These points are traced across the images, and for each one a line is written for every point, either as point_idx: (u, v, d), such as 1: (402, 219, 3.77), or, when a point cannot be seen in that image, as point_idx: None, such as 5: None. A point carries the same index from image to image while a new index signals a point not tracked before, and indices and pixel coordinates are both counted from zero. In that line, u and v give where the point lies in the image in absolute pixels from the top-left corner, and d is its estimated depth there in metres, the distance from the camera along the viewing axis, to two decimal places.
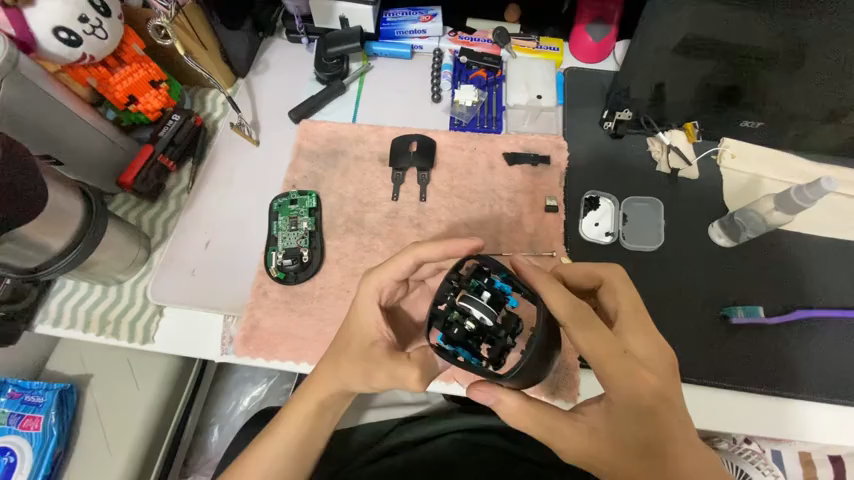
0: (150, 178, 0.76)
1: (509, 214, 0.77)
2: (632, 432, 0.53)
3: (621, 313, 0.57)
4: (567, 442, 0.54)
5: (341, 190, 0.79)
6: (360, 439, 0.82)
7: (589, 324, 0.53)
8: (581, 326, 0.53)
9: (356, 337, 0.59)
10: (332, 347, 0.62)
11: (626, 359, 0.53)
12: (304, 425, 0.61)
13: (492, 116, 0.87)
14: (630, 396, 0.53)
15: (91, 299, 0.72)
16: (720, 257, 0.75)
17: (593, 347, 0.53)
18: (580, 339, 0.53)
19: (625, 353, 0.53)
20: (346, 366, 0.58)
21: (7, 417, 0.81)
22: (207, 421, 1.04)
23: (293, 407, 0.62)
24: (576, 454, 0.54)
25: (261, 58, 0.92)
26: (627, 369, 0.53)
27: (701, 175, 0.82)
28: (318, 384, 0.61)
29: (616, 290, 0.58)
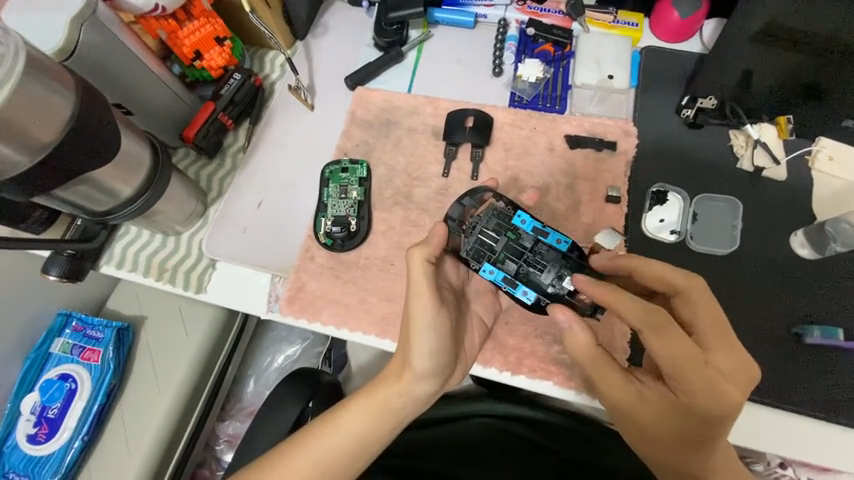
0: (211, 134, 0.78)
1: (565, 200, 0.72)
2: (654, 417, 0.53)
3: (707, 329, 0.51)
4: (611, 389, 0.55)
5: (392, 161, 0.77)
6: None
7: (670, 331, 0.50)
8: (649, 330, 0.50)
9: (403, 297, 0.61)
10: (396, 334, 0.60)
11: (708, 373, 0.50)
12: (370, 402, 0.57)
13: (556, 95, 0.82)
14: (705, 399, 0.50)
15: (151, 246, 0.76)
16: (799, 269, 0.68)
17: (669, 355, 0.50)
18: (655, 345, 0.50)
19: (706, 364, 0.50)
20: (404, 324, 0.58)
21: (71, 347, 0.90)
22: (244, 372, 1.10)
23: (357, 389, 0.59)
24: (615, 400, 0.55)
25: (320, 21, 0.91)
26: (705, 379, 0.50)
27: (789, 176, 0.73)
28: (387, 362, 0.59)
29: (702, 301, 0.51)
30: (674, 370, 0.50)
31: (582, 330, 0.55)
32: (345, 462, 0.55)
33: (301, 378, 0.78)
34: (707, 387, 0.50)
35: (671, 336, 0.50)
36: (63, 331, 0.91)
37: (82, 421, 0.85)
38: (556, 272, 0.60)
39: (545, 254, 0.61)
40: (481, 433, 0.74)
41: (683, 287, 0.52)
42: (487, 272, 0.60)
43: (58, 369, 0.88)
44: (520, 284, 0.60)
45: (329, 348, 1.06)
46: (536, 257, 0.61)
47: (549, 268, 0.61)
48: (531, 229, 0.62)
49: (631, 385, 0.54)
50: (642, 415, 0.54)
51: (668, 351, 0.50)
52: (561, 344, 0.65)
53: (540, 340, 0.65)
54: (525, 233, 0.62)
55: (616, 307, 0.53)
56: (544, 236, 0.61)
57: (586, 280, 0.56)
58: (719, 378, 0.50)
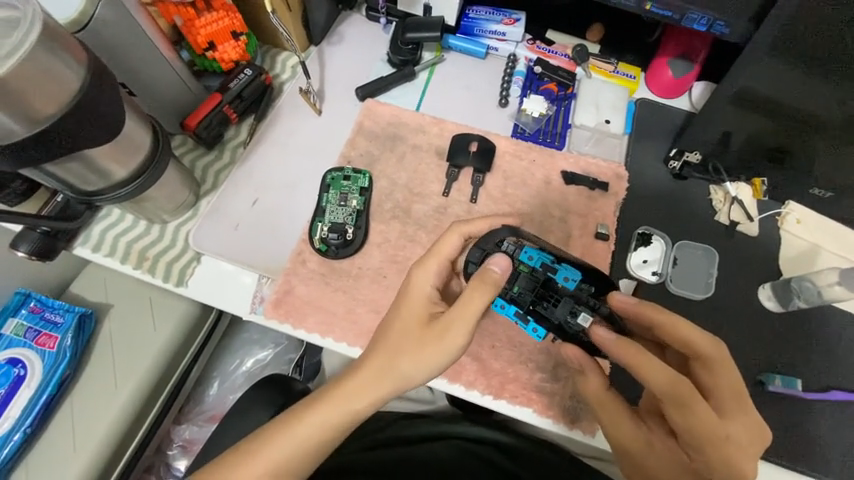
0: (213, 125, 0.77)
1: (557, 232, 0.75)
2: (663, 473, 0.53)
3: (725, 398, 0.51)
4: (619, 436, 0.54)
5: (394, 175, 0.78)
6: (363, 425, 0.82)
7: (692, 405, 0.48)
8: (674, 401, 0.49)
9: (414, 311, 0.54)
10: (381, 338, 0.54)
11: (725, 446, 0.49)
12: (345, 412, 0.51)
13: (556, 132, 0.86)
14: (721, 471, 0.49)
15: (133, 232, 0.72)
16: (765, 320, 0.72)
17: (689, 425, 0.49)
18: (675, 413, 0.49)
19: (725, 438, 0.49)
20: (413, 341, 0.52)
21: (25, 330, 0.83)
22: (209, 374, 1.05)
23: (327, 392, 0.52)
24: (622, 447, 0.54)
25: (336, 30, 0.92)
26: (722, 454, 0.49)
27: (760, 233, 0.79)
28: (371, 370, 0.52)
29: (721, 369, 0.51)
30: (692, 438, 0.49)
31: (595, 377, 0.54)
32: (302, 466, 0.51)
33: (275, 385, 0.76)
34: (724, 461, 0.49)
35: (695, 408, 0.48)
36: (19, 311, 0.85)
37: (27, 412, 0.78)
38: (572, 309, 0.56)
39: (558, 290, 0.57)
40: (450, 454, 0.74)
41: (706, 354, 0.51)
42: (500, 307, 0.57)
43: (6, 353, 0.80)
44: (533, 320, 0.56)
45: (302, 355, 1.03)
46: (549, 293, 0.57)
47: (563, 305, 0.56)
48: (541, 263, 0.57)
49: (642, 434, 0.54)
50: (650, 467, 0.53)
51: (689, 421, 0.49)
52: (544, 372, 0.66)
53: (523, 366, 0.66)
54: (535, 269, 0.57)
55: (641, 369, 0.49)
56: (554, 271, 0.57)
57: (610, 336, 0.51)
58: (736, 452, 0.49)
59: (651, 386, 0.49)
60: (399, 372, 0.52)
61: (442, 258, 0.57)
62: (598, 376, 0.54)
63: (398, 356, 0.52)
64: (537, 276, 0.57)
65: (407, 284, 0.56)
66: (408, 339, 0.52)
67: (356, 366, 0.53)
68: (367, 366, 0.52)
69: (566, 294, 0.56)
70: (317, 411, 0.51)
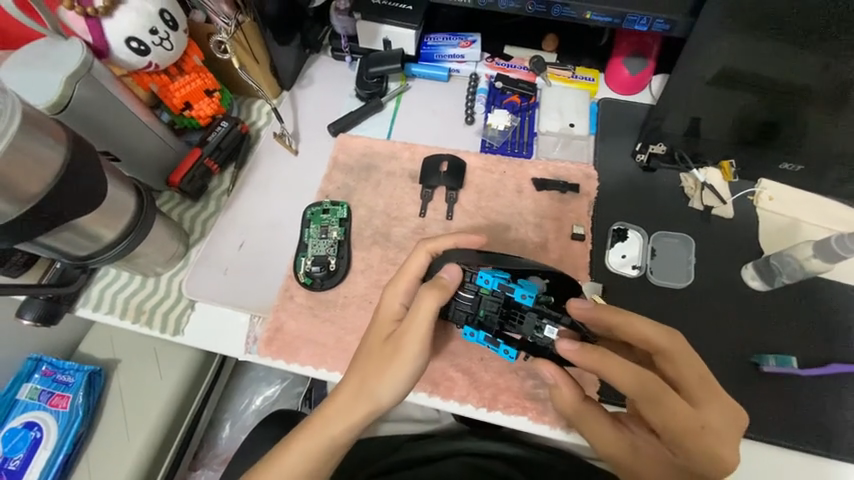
0: (196, 178, 0.81)
1: (534, 238, 0.77)
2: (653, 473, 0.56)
3: (695, 388, 0.53)
4: (604, 443, 0.57)
5: (371, 203, 0.81)
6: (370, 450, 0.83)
7: (661, 399, 0.52)
8: (645, 398, 0.52)
9: (382, 332, 0.57)
10: (355, 363, 0.56)
11: (704, 435, 0.52)
12: (325, 439, 0.54)
13: (523, 141, 0.89)
14: (703, 462, 0.52)
15: (130, 288, 0.76)
16: (753, 300, 0.72)
17: (665, 420, 0.52)
18: (649, 410, 0.53)
19: (701, 429, 0.52)
20: (380, 363, 0.54)
21: (39, 393, 0.86)
22: (220, 416, 1.06)
23: (310, 421, 0.55)
24: (611, 453, 0.57)
25: (306, 73, 0.98)
26: (702, 443, 0.52)
27: (736, 214, 0.80)
28: (345, 396, 0.54)
29: (683, 361, 0.54)
30: (672, 433, 0.52)
31: (568, 388, 0.58)
32: None
33: (278, 421, 0.77)
34: (704, 451, 0.52)
35: (665, 402, 0.52)
36: (32, 376, 0.88)
37: (45, 474, 0.80)
38: (538, 322, 0.58)
39: (520, 307, 0.58)
40: (459, 472, 0.75)
41: (665, 348, 0.54)
42: (470, 334, 0.59)
43: (23, 417, 0.84)
44: (503, 342, 0.59)
45: (308, 388, 1.04)
46: (512, 311, 0.58)
47: (528, 320, 0.58)
48: (497, 285, 0.58)
49: (624, 436, 0.57)
50: (638, 468, 0.56)
51: (663, 416, 0.52)
52: (535, 379, 0.66)
53: (514, 375, 0.67)
54: (494, 291, 0.58)
55: (605, 372, 0.53)
56: (511, 290, 0.57)
57: (574, 347, 0.54)
58: (715, 440, 0.52)
59: (620, 386, 0.53)
60: (369, 394, 0.54)
61: (409, 278, 0.59)
62: (570, 384, 0.57)
63: (368, 379, 0.54)
64: (497, 297, 0.59)
65: (379, 306, 0.59)
66: (375, 360, 0.55)
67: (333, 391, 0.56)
68: (343, 391, 0.55)
69: (528, 309, 0.58)
70: (300, 441, 0.54)
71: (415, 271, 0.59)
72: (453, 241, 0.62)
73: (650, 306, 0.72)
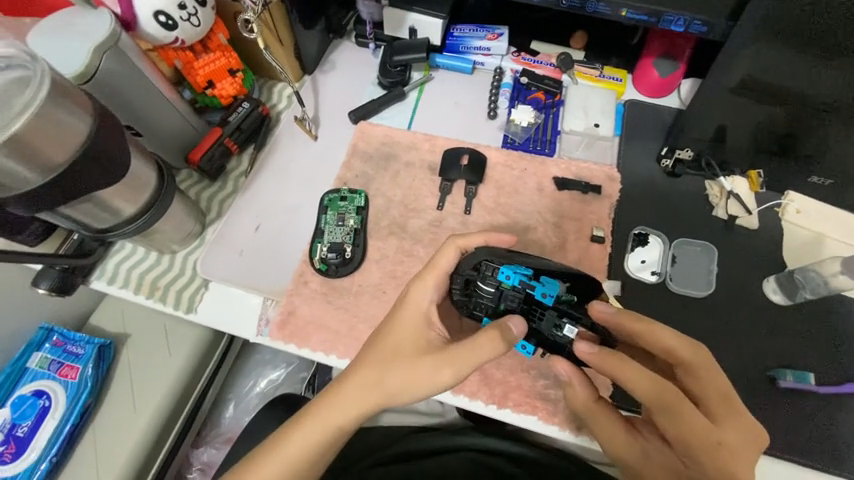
0: (215, 157, 0.81)
1: (553, 238, 0.76)
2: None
3: (713, 402, 0.53)
4: (617, 447, 0.57)
5: (389, 192, 0.80)
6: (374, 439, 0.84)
7: (679, 411, 0.51)
8: (663, 409, 0.52)
9: (410, 330, 0.56)
10: (370, 352, 0.56)
11: (720, 451, 0.51)
12: (333, 425, 0.54)
13: (546, 139, 0.87)
14: (716, 476, 0.52)
15: (145, 264, 0.76)
16: (773, 314, 0.71)
17: (681, 432, 0.52)
18: (665, 421, 0.52)
19: (718, 444, 0.51)
20: (406, 363, 0.54)
21: (49, 362, 0.87)
22: (225, 396, 1.07)
23: (318, 406, 0.55)
24: (621, 458, 0.57)
25: (328, 58, 0.96)
26: (717, 459, 0.51)
27: (760, 225, 0.78)
28: (359, 385, 0.54)
29: (705, 375, 0.53)
30: (687, 446, 0.52)
31: (582, 387, 0.57)
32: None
33: (285, 405, 0.77)
34: (719, 466, 0.51)
35: (683, 414, 0.51)
36: (42, 345, 0.89)
37: (52, 442, 0.81)
38: (558, 320, 0.55)
39: (541, 304, 0.56)
40: (461, 467, 0.74)
41: (688, 361, 0.53)
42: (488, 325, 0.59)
43: (33, 385, 0.85)
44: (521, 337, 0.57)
45: (313, 374, 1.04)
46: (533, 308, 0.56)
47: (549, 317, 0.55)
48: (518, 281, 0.56)
49: (636, 442, 0.57)
50: (647, 475, 0.56)
51: (681, 428, 0.52)
52: (546, 379, 0.66)
53: (526, 374, 0.66)
54: (515, 287, 0.56)
55: (623, 378, 0.53)
56: (531, 286, 0.56)
57: (591, 351, 0.53)
58: (731, 456, 0.51)
59: (637, 394, 0.52)
60: (387, 388, 0.54)
61: (436, 274, 0.58)
62: (586, 386, 0.57)
63: (387, 373, 0.54)
64: (518, 294, 0.56)
65: (405, 298, 0.58)
66: (402, 358, 0.54)
67: (342, 377, 0.56)
68: (353, 378, 0.55)
69: (549, 307, 0.56)
70: (308, 426, 0.54)
71: (443, 266, 0.58)
72: (483, 239, 0.62)
73: (667, 313, 0.71)
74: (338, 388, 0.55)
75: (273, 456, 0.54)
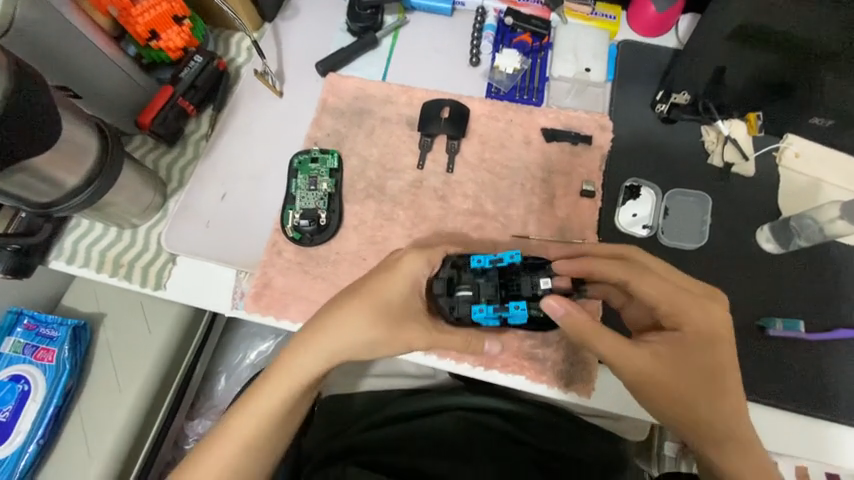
0: (169, 119, 0.73)
1: (541, 194, 0.71)
2: (683, 379, 0.52)
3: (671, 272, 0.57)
4: (630, 358, 0.53)
5: (364, 152, 0.74)
6: (361, 403, 0.84)
7: (651, 275, 0.55)
8: (641, 278, 0.55)
9: (399, 297, 0.55)
10: (350, 307, 0.54)
11: (699, 303, 0.54)
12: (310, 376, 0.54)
13: (533, 87, 0.80)
14: (708, 331, 0.53)
15: (106, 240, 0.71)
16: (763, 263, 0.69)
17: (662, 296, 0.54)
18: (647, 289, 0.54)
19: (687, 295, 0.54)
20: (390, 325, 0.54)
21: (22, 347, 0.83)
22: (215, 368, 1.05)
23: (295, 357, 0.54)
24: (638, 369, 0.53)
25: (290, 3, 0.86)
26: (702, 312, 0.54)
27: (756, 172, 0.75)
28: (338, 338, 0.53)
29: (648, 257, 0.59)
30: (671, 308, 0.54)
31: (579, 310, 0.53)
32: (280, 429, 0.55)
33: None
34: (702, 317, 0.53)
35: (655, 277, 0.55)
36: (14, 330, 0.85)
37: (37, 424, 0.79)
38: (532, 280, 0.60)
39: (513, 274, 0.61)
40: (454, 427, 0.75)
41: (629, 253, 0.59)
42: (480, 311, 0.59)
43: (8, 370, 0.82)
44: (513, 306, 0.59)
45: None
46: (510, 279, 0.60)
47: (524, 279, 0.60)
48: (488, 264, 0.60)
49: (645, 350, 0.53)
50: (665, 373, 0.52)
51: (660, 290, 0.54)
52: (534, 339, 0.64)
53: (513, 335, 0.64)
54: (487, 269, 0.61)
55: (595, 268, 0.58)
56: (500, 262, 0.60)
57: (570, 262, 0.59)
58: (702, 305, 0.54)
59: (613, 274, 0.56)
60: (368, 345, 0.53)
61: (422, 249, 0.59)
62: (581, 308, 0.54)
63: (369, 329, 0.53)
64: (490, 273, 0.61)
65: (397, 265, 0.56)
66: (386, 318, 0.54)
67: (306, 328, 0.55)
68: (331, 332, 0.53)
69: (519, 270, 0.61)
70: (287, 374, 0.53)
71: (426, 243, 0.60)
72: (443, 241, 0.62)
73: None
74: (315, 340, 0.53)
75: (239, 417, 0.54)
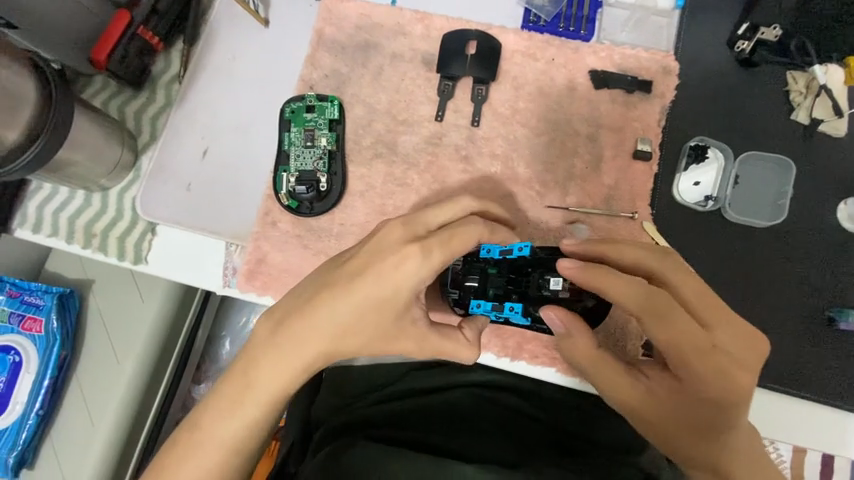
0: (131, 57, 0.60)
1: (585, 156, 0.59)
2: (674, 422, 0.46)
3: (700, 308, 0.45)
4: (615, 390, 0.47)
5: (371, 99, 0.61)
6: (359, 381, 0.74)
7: (670, 314, 0.43)
8: (654, 314, 0.43)
9: (393, 308, 0.44)
10: (328, 310, 0.44)
11: (714, 357, 0.44)
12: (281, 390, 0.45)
13: (583, 15, 0.63)
14: (717, 384, 0.44)
15: (73, 206, 0.61)
16: (842, 242, 0.59)
17: (671, 341, 0.44)
18: (654, 331, 0.44)
19: (710, 348, 0.44)
20: (382, 334, 0.45)
21: (8, 315, 0.78)
22: (218, 333, 0.96)
23: (266, 365, 0.45)
24: (620, 402, 0.47)
25: None
26: (716, 366, 0.44)
27: (849, 130, 0.61)
28: (316, 348, 0.45)
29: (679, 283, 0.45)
30: (680, 356, 0.44)
31: (578, 330, 0.47)
32: (250, 453, 0.46)
33: None
34: (715, 372, 0.44)
35: (674, 316, 0.43)
36: None
37: (34, 395, 0.76)
38: (540, 279, 0.48)
39: (524, 270, 0.49)
40: (468, 403, 0.67)
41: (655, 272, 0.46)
42: (477, 307, 0.50)
43: None
44: (512, 307, 0.48)
45: None
46: (517, 277, 0.49)
47: (532, 277, 0.48)
48: (498, 255, 0.51)
49: (635, 385, 0.47)
50: (655, 416, 0.46)
51: (669, 334, 0.43)
52: None
53: None
54: (495, 261, 0.51)
55: (607, 291, 0.44)
56: (509, 253, 0.50)
57: (575, 267, 0.44)
58: (725, 362, 0.44)
59: (623, 302, 0.44)
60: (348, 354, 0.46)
61: (418, 234, 0.46)
62: (582, 329, 0.47)
63: (357, 337, 0.45)
64: (498, 267, 0.50)
65: (395, 266, 0.44)
66: (378, 328, 0.45)
67: (280, 326, 0.45)
68: (310, 340, 0.44)
69: (530, 265, 0.49)
70: (260, 385, 0.45)
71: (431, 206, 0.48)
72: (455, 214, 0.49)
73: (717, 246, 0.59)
74: (293, 346, 0.45)
75: (199, 437, 0.45)
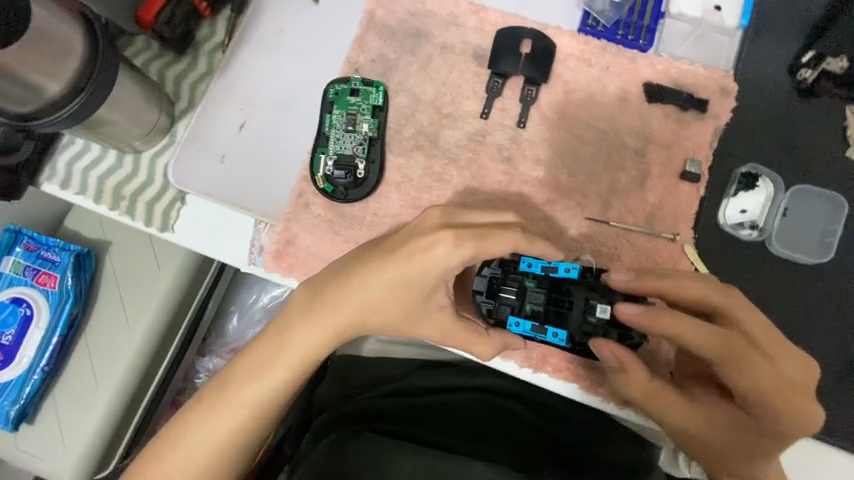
0: (176, 19, 0.58)
1: (632, 171, 0.57)
2: (732, 449, 0.47)
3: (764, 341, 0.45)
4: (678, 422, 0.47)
5: (416, 88, 0.59)
6: (368, 372, 0.73)
7: (744, 358, 0.43)
8: (726, 355, 0.43)
9: (421, 289, 0.44)
10: (362, 281, 0.45)
11: (788, 393, 0.44)
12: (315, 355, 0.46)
13: (643, 24, 0.61)
14: (786, 419, 0.45)
15: (104, 165, 0.60)
16: None
17: (749, 383, 0.43)
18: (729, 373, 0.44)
19: (783, 384, 0.44)
20: (408, 315, 0.45)
21: (24, 268, 0.77)
22: (227, 307, 0.93)
23: (302, 329, 0.46)
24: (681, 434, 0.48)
25: None
26: (790, 404, 0.44)
27: None
28: (350, 318, 0.46)
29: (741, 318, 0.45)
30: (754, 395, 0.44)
31: (636, 369, 0.46)
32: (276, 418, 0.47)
33: None
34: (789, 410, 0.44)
35: (749, 361, 0.43)
36: (14, 250, 0.78)
37: (42, 350, 0.76)
38: (587, 305, 0.49)
39: (567, 291, 0.50)
40: (474, 409, 0.64)
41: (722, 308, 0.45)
42: (516, 326, 0.49)
43: (9, 292, 0.77)
44: (553, 328, 0.49)
45: None
46: (560, 297, 0.50)
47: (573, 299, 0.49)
48: (539, 270, 0.49)
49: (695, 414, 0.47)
50: (718, 445, 0.47)
51: (744, 377, 0.43)
52: None
53: None
54: (538, 277, 0.50)
55: (679, 336, 0.43)
56: (554, 271, 0.49)
57: (635, 311, 0.44)
58: (798, 398, 0.44)
59: (697, 347, 0.43)
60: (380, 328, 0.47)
61: (453, 222, 0.46)
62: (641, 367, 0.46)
63: (389, 312, 0.45)
64: (540, 285, 0.50)
65: (424, 248, 0.44)
66: (407, 307, 0.45)
67: (317, 292, 0.46)
68: (347, 308, 0.45)
69: (574, 285, 0.49)
70: (295, 347, 0.46)
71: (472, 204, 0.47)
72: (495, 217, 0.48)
73: None
74: (327, 312, 0.45)
75: (227, 400, 0.45)
